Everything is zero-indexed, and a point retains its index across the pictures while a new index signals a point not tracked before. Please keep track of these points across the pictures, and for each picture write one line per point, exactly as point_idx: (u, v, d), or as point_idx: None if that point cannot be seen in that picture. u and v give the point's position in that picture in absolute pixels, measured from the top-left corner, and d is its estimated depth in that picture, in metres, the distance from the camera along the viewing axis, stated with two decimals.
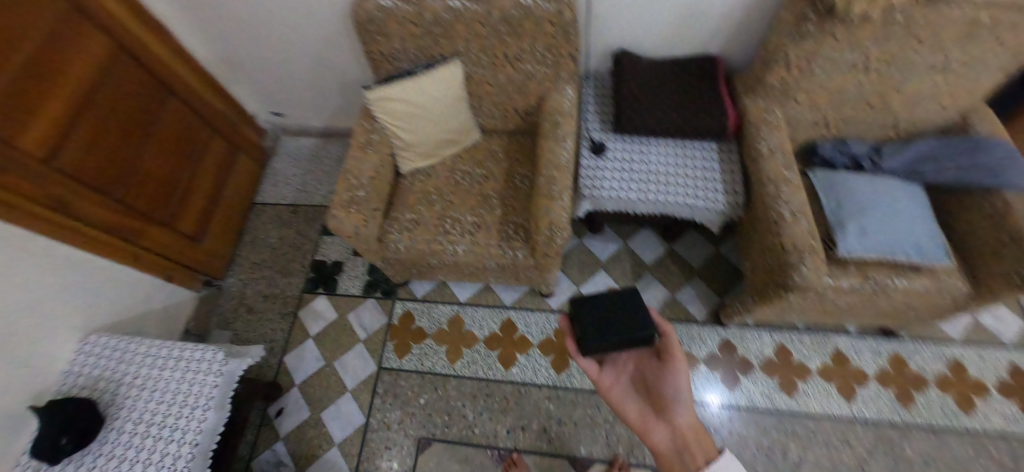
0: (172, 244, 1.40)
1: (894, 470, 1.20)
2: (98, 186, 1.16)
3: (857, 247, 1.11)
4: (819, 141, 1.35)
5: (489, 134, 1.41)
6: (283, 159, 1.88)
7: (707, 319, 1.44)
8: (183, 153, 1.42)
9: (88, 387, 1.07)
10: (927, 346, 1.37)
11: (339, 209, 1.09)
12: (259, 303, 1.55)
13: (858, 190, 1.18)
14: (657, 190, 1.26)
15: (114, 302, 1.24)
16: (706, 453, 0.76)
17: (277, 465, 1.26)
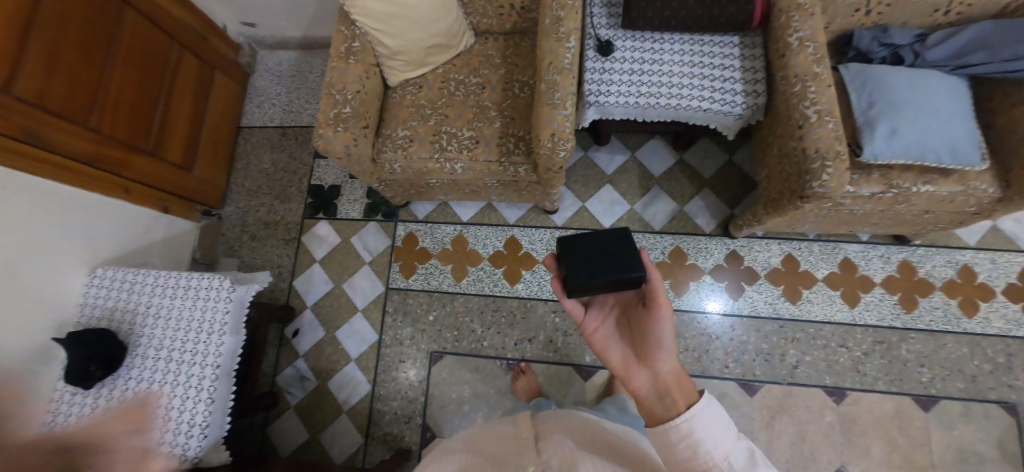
0: (161, 174, 1.36)
1: (887, 370, 1.24)
2: (67, 114, 1.09)
3: (886, 150, 1.01)
4: (858, 30, 1.19)
5: (484, 36, 1.26)
6: (265, 77, 1.74)
7: (716, 231, 1.40)
8: (154, 76, 1.31)
9: (105, 317, 1.11)
10: (940, 253, 1.33)
11: (326, 128, 1.01)
12: (262, 230, 1.55)
13: (896, 85, 1.06)
14: (669, 94, 1.14)
15: (117, 236, 1.24)
16: (687, 396, 0.51)
17: (301, 378, 1.35)
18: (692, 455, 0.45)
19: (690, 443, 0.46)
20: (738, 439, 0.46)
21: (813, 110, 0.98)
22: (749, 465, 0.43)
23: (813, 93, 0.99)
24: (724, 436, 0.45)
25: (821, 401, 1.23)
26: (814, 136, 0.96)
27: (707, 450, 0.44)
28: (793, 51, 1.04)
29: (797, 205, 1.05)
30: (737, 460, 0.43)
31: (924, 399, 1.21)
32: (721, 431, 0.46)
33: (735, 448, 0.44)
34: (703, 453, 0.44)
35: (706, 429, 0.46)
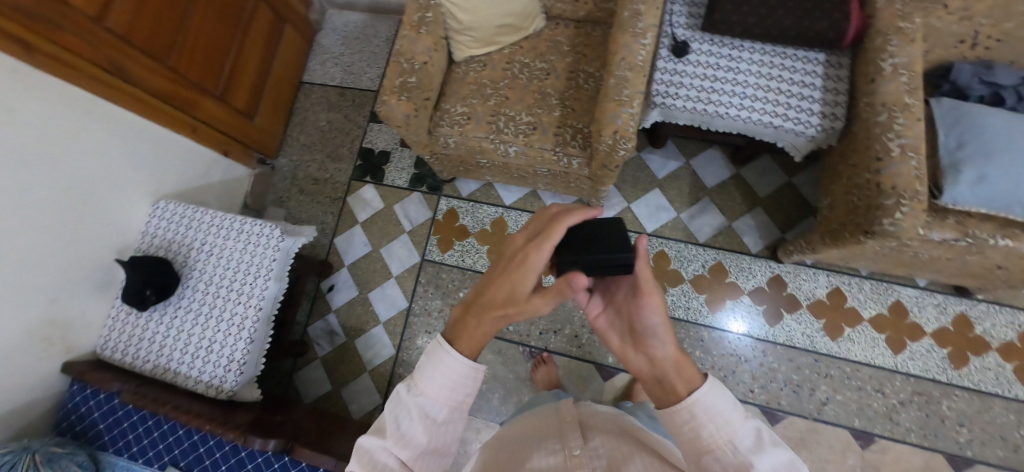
0: (226, 119, 1.41)
1: (922, 423, 1.19)
2: (150, 51, 1.14)
3: (968, 197, 0.95)
4: (958, 64, 1.11)
5: (555, 21, 1.23)
6: (330, 36, 1.77)
7: (762, 253, 1.35)
8: (230, 23, 1.35)
9: (163, 247, 1.18)
10: (1003, 312, 1.25)
11: (390, 95, 1.02)
12: (310, 186, 1.60)
13: (993, 128, 0.98)
14: (740, 106, 1.09)
15: (181, 173, 1.31)
16: (687, 380, 0.45)
17: (331, 332, 1.41)
18: (695, 438, 0.42)
19: (692, 425, 0.42)
20: (748, 418, 0.42)
21: (895, 143, 0.92)
22: (757, 448, 0.39)
23: (899, 124, 0.93)
24: (732, 416, 0.41)
25: (845, 443, 1.19)
26: (893, 171, 0.91)
27: (711, 434, 0.41)
28: (885, 77, 0.97)
29: (859, 240, 1.00)
30: (743, 442, 0.40)
31: (957, 460, 1.15)
32: (726, 410, 0.41)
33: (740, 428, 0.40)
34: (706, 437, 0.41)
35: (709, 413, 0.42)
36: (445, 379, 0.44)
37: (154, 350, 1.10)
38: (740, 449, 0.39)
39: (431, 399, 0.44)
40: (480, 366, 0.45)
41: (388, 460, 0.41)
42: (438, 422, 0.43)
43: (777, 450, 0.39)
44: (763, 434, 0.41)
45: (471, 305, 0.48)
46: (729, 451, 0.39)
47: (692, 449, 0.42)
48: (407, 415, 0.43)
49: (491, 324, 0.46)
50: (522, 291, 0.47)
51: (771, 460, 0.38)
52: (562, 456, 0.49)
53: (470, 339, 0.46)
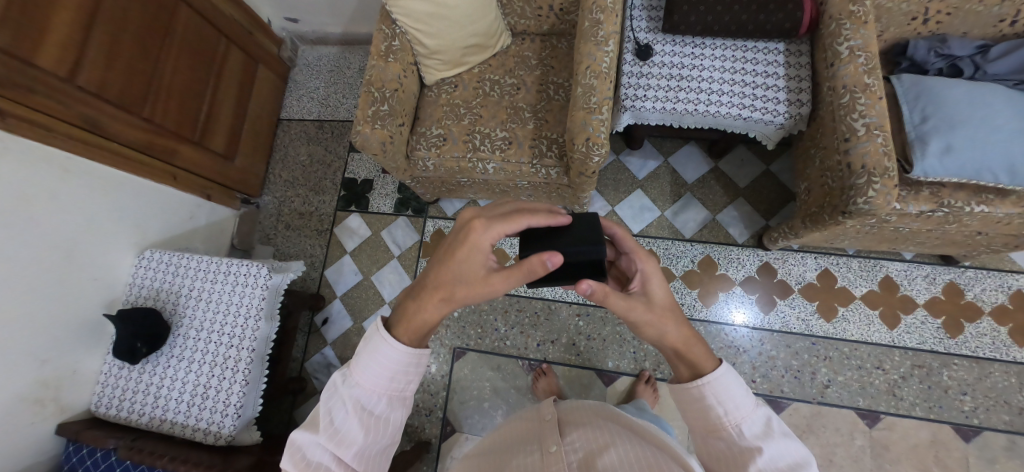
0: (205, 164, 1.41)
1: (926, 396, 1.19)
2: (125, 105, 1.15)
3: (939, 168, 0.96)
4: (913, 40, 1.14)
5: (520, 37, 1.26)
6: (304, 71, 1.79)
7: (749, 242, 1.37)
8: (202, 69, 1.37)
9: (151, 297, 1.17)
10: (990, 277, 1.26)
11: (364, 125, 1.03)
12: (296, 220, 1.60)
13: (953, 99, 1.00)
14: (708, 101, 1.12)
15: (165, 221, 1.30)
16: (695, 367, 0.51)
17: (328, 365, 1.39)
18: (705, 416, 0.49)
19: (703, 404, 0.49)
20: (758, 407, 0.47)
21: (861, 123, 0.94)
22: (764, 434, 0.45)
23: (862, 105, 0.95)
24: (743, 403, 0.47)
25: (851, 424, 1.19)
26: (861, 151, 0.93)
27: (720, 416, 0.47)
28: (843, 60, 1.00)
29: (839, 221, 1.01)
30: (750, 428, 0.45)
31: (964, 430, 1.15)
32: (738, 397, 0.47)
33: (749, 417, 0.46)
34: (715, 418, 0.47)
35: (718, 397, 0.47)
36: (383, 369, 0.46)
37: (149, 402, 1.09)
38: (745, 434, 0.45)
39: (368, 391, 0.46)
40: (420, 355, 0.48)
41: (324, 456, 0.43)
42: (375, 414, 0.46)
43: (783, 438, 0.45)
44: (772, 423, 0.46)
45: (416, 292, 0.52)
46: (735, 433, 0.46)
47: (701, 424, 0.49)
48: (343, 407, 0.45)
49: (432, 306, 0.49)
50: (467, 275, 0.50)
51: (774, 445, 0.44)
52: (539, 455, 0.50)
53: (408, 327, 0.49)
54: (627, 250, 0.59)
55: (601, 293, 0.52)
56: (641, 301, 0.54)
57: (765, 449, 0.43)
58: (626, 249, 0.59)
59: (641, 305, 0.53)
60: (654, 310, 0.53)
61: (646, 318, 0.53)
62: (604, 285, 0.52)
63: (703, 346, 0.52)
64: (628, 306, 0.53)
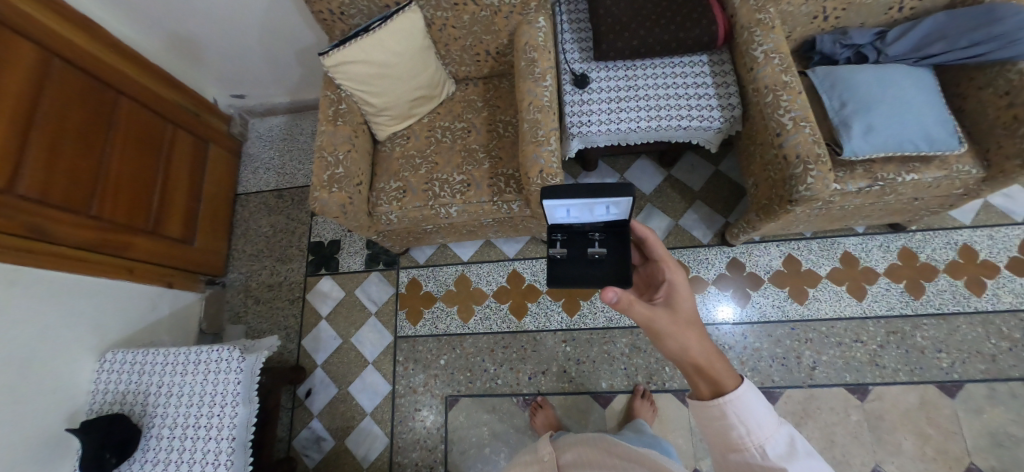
0: (162, 251, 1.37)
1: (906, 360, 1.23)
2: (69, 206, 1.11)
3: (864, 147, 1.04)
4: (818, 36, 1.24)
5: (464, 83, 1.32)
6: (256, 143, 1.79)
7: (714, 241, 1.42)
8: (151, 157, 1.35)
9: (117, 401, 1.10)
10: (937, 236, 1.34)
11: (321, 190, 1.04)
12: (266, 293, 1.56)
13: (862, 84, 1.09)
14: (648, 117, 1.18)
15: (127, 316, 1.25)
16: (716, 384, 0.52)
17: (317, 440, 1.33)
18: (726, 436, 0.48)
19: (725, 424, 0.49)
20: (779, 425, 0.47)
21: (788, 117, 1.01)
22: (789, 454, 0.44)
23: (785, 101, 1.02)
24: (766, 423, 0.47)
25: (844, 401, 1.22)
26: (793, 142, 0.99)
27: (741, 436, 0.47)
28: (760, 64, 1.08)
29: (788, 209, 1.07)
30: (774, 448, 0.45)
31: (947, 386, 1.20)
32: (760, 416, 0.47)
33: (771, 436, 0.46)
34: (737, 438, 0.47)
35: (740, 416, 0.48)
36: None
37: None
38: (770, 455, 0.45)
39: None
40: None
41: None
42: None
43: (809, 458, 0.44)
44: (796, 443, 0.45)
45: None
46: (758, 453, 0.45)
47: (721, 443, 0.49)
48: None
49: None
50: None
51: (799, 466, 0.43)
52: None
53: None
54: (659, 255, 0.75)
55: (626, 301, 0.61)
56: (664, 314, 0.62)
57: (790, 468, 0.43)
58: (658, 255, 0.75)
59: (662, 315, 0.62)
60: (677, 323, 0.61)
61: (667, 329, 0.60)
62: (627, 294, 0.61)
63: (725, 365, 0.53)
64: (650, 316, 0.62)
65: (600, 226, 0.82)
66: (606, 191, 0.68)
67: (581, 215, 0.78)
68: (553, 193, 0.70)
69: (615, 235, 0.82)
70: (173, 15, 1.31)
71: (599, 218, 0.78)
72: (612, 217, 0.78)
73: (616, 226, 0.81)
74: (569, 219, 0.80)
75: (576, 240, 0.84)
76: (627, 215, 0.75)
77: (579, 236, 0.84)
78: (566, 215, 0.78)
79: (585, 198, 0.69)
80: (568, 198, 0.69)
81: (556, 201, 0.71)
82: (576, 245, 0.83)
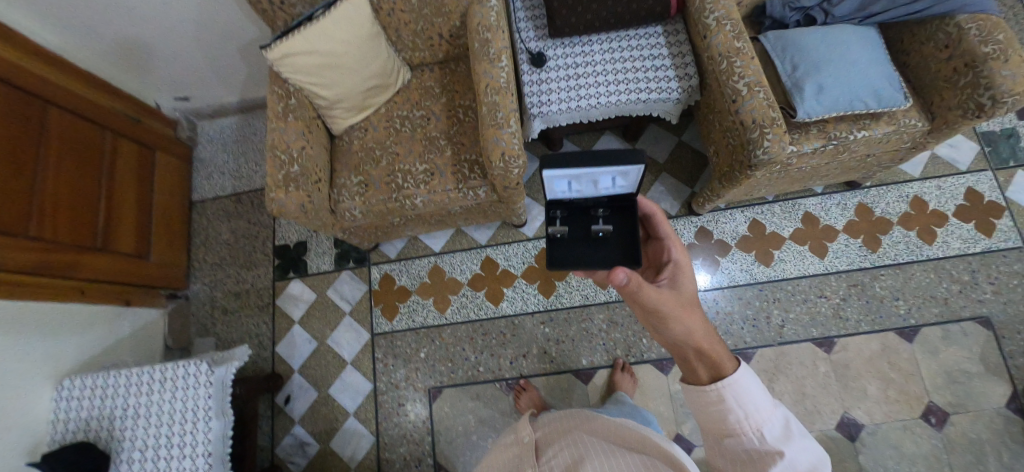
0: (115, 269, 1.30)
1: (866, 310, 1.29)
2: (6, 228, 1.03)
3: (816, 108, 1.06)
4: (768, 1, 1.23)
5: (419, 69, 1.28)
6: (208, 148, 1.71)
7: (682, 211, 1.44)
8: (91, 170, 1.27)
9: (81, 429, 1.04)
10: (890, 190, 1.40)
11: (277, 191, 1.00)
12: (233, 302, 1.51)
13: (812, 46, 1.10)
14: (607, 93, 1.17)
15: (81, 341, 1.18)
16: (716, 368, 0.50)
17: (301, 445, 1.31)
18: (722, 419, 0.46)
19: (722, 408, 0.46)
20: (775, 407, 0.45)
21: (743, 83, 1.01)
22: (785, 436, 0.43)
23: (739, 67, 1.03)
24: (763, 405, 0.45)
25: (812, 354, 1.27)
26: (749, 108, 1.00)
27: (738, 420, 0.45)
28: (713, 31, 1.07)
29: (748, 174, 1.09)
30: (771, 431, 0.43)
31: (906, 331, 1.26)
32: (758, 400, 0.45)
33: (768, 419, 0.44)
34: (734, 422, 0.45)
35: (739, 400, 0.45)
36: None
37: None
38: (768, 437, 0.43)
39: None
40: None
41: None
42: None
43: (805, 439, 0.43)
44: (790, 424, 0.44)
45: None
46: (755, 438, 0.43)
47: (715, 427, 0.47)
48: None
49: None
50: None
51: (795, 447, 0.42)
52: None
53: None
54: (665, 235, 0.77)
55: (635, 283, 0.60)
56: (669, 296, 0.61)
57: (787, 452, 0.41)
58: (664, 235, 0.77)
59: (670, 299, 0.60)
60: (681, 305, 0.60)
61: (673, 312, 0.58)
62: (637, 275, 0.60)
63: (724, 350, 0.51)
64: (659, 299, 0.60)
65: (605, 201, 0.78)
66: (615, 160, 0.62)
67: (584, 189, 0.72)
68: (550, 164, 0.62)
69: (620, 211, 0.78)
70: (98, 16, 1.21)
71: (603, 192, 0.74)
72: (619, 190, 0.73)
73: (620, 201, 0.77)
74: (569, 193, 0.74)
75: (578, 217, 0.80)
76: (635, 187, 0.71)
77: (582, 212, 0.80)
78: (567, 191, 0.72)
79: (592, 168, 0.63)
80: (569, 169, 0.62)
81: (557, 174, 0.64)
82: (579, 223, 0.79)
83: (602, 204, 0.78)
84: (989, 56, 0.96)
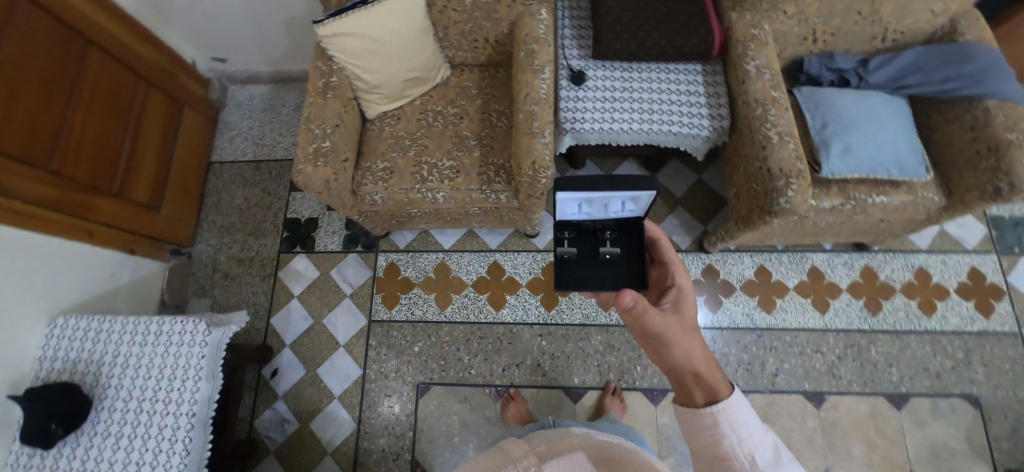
0: (127, 216, 1.30)
1: (860, 372, 1.30)
2: (28, 159, 1.03)
3: (840, 167, 1.08)
4: (807, 57, 1.26)
5: (459, 68, 1.30)
6: (235, 112, 1.72)
7: (692, 247, 1.46)
8: (120, 116, 1.27)
9: (66, 370, 1.03)
10: (896, 258, 1.42)
11: (305, 164, 1.00)
12: (235, 268, 1.50)
13: (844, 107, 1.13)
14: (640, 120, 1.19)
15: (79, 282, 1.17)
16: (711, 392, 0.51)
17: (280, 422, 1.29)
18: (714, 444, 0.47)
19: (714, 432, 0.47)
20: (766, 434, 0.46)
21: (774, 132, 1.04)
22: (776, 462, 0.43)
23: (772, 116, 1.05)
24: (755, 430, 0.46)
25: (802, 407, 1.28)
26: (777, 157, 1.02)
27: (731, 444, 0.45)
28: (752, 77, 1.10)
29: (766, 221, 1.11)
30: (762, 456, 0.44)
31: (896, 398, 1.27)
32: (751, 425, 0.46)
33: (760, 444, 0.44)
34: (727, 446, 0.46)
35: (732, 425, 0.47)
36: None
37: None
38: (758, 462, 0.43)
39: None
40: None
41: None
42: None
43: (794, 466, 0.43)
44: (780, 451, 0.45)
45: None
46: (747, 461, 0.44)
47: (705, 450, 0.48)
48: None
49: None
50: None
51: None
52: None
53: None
54: (669, 259, 0.78)
55: (640, 307, 0.63)
56: (673, 321, 0.63)
57: None
58: (668, 259, 0.78)
59: (674, 326, 0.62)
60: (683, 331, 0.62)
61: (675, 337, 0.60)
62: (643, 300, 0.64)
63: (718, 374, 0.53)
64: (663, 324, 0.62)
65: (613, 224, 0.79)
66: (630, 184, 0.62)
67: (594, 212, 0.72)
68: (566, 186, 0.62)
69: (628, 234, 0.80)
70: None
71: (613, 216, 0.75)
72: (628, 213, 0.73)
73: (629, 224, 0.79)
74: (578, 215, 0.74)
75: (587, 239, 0.81)
76: (644, 211, 0.71)
77: (590, 234, 0.81)
78: (577, 213, 0.73)
79: (606, 192, 0.63)
80: (584, 192, 0.62)
81: (571, 196, 0.64)
82: (586, 244, 0.80)
83: (610, 227, 0.79)
84: (1013, 144, 0.99)
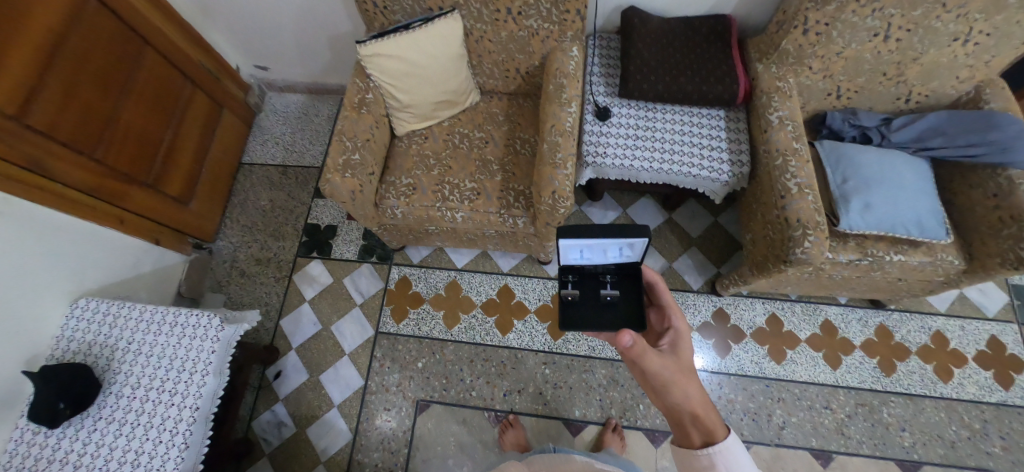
0: (159, 207, 1.35)
1: (870, 434, 1.26)
2: (76, 145, 1.09)
3: (859, 223, 1.08)
4: (830, 112, 1.28)
5: (489, 95, 1.35)
6: (270, 117, 1.80)
7: (703, 288, 1.45)
8: (165, 112, 1.34)
9: (81, 352, 1.05)
10: (913, 319, 1.39)
11: (334, 174, 1.04)
12: (252, 267, 1.53)
13: (865, 164, 1.14)
14: (660, 160, 1.22)
15: (105, 267, 1.20)
16: (709, 433, 0.55)
17: (278, 425, 1.29)
18: None
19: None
20: None
21: (794, 182, 1.05)
22: None
23: (793, 167, 1.07)
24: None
25: (808, 465, 1.23)
26: (796, 207, 1.03)
27: None
28: (775, 127, 1.13)
29: (781, 269, 1.10)
30: None
31: (907, 465, 1.22)
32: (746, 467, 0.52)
33: None
34: None
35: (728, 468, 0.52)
36: None
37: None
38: None
39: None
40: None
41: None
42: None
43: None
44: None
45: None
46: None
47: None
48: None
49: None
50: None
51: None
52: None
53: None
54: (665, 302, 0.77)
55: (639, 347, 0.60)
56: (670, 360, 0.62)
57: None
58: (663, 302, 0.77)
59: (671, 364, 0.62)
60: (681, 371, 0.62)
61: (673, 378, 0.60)
62: (642, 340, 0.60)
63: (716, 415, 0.57)
64: (661, 363, 0.61)
65: (613, 268, 0.80)
66: (624, 232, 0.64)
67: (594, 257, 0.75)
68: (566, 234, 0.65)
69: (628, 278, 0.80)
70: None
71: (611, 261, 0.76)
72: (625, 259, 0.75)
73: (628, 268, 0.79)
74: (580, 260, 0.76)
75: (588, 282, 0.82)
76: (641, 257, 0.73)
77: (591, 277, 0.82)
78: (578, 258, 0.74)
79: (601, 240, 0.66)
80: (582, 239, 0.65)
81: (570, 243, 0.67)
82: (587, 287, 0.82)
83: (611, 270, 0.80)
84: None
